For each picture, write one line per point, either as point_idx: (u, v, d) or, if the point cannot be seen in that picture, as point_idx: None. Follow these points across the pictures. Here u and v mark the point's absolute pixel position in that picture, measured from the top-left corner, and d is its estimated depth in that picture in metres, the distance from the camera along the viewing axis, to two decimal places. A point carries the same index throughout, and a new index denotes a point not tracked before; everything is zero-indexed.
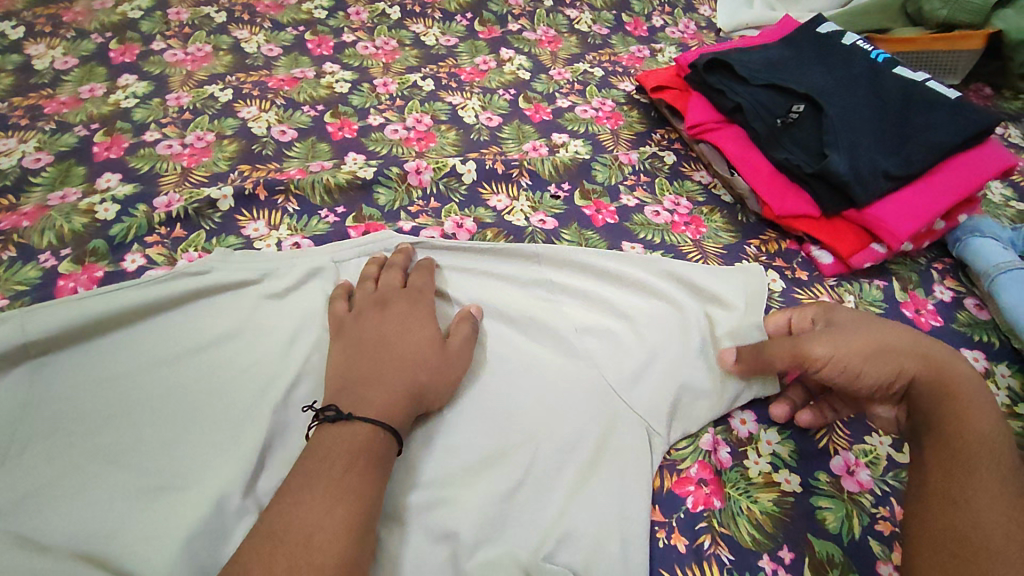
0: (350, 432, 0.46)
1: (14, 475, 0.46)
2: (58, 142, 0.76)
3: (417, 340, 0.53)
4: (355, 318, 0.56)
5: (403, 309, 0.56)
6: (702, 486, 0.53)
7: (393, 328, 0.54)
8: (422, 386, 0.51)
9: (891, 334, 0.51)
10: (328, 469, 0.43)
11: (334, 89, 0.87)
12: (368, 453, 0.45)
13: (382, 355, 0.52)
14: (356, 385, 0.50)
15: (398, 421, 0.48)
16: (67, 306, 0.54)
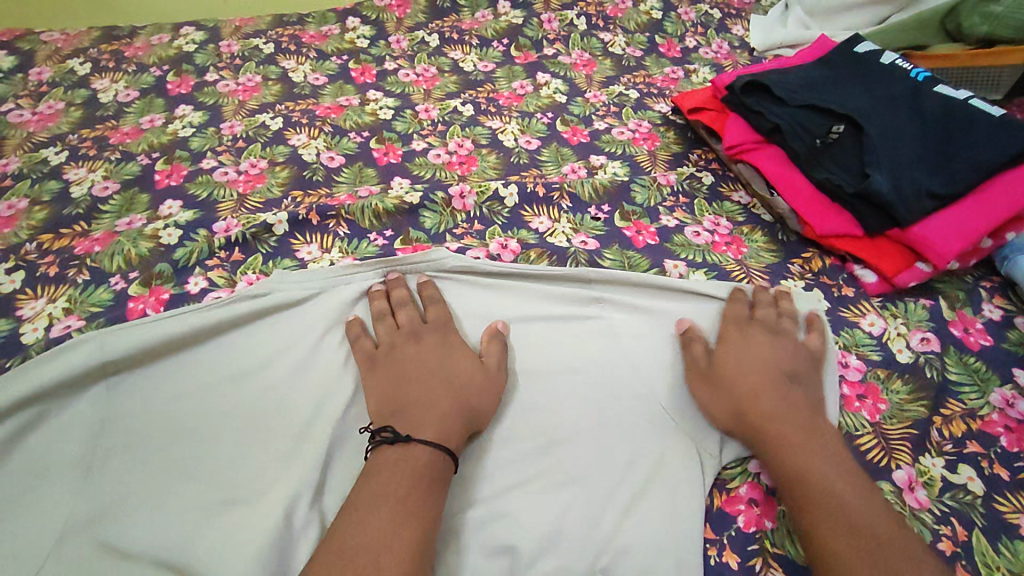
0: (411, 457, 0.48)
1: (97, 486, 0.49)
2: (123, 171, 0.81)
3: (450, 367, 0.56)
4: (387, 351, 0.57)
5: (436, 340, 0.58)
6: (753, 506, 0.53)
7: (432, 360, 0.56)
8: (471, 406, 0.53)
9: (759, 372, 0.56)
10: (392, 491, 0.45)
11: (378, 116, 0.90)
12: (428, 475, 0.47)
13: (427, 387, 0.54)
14: (408, 412, 0.52)
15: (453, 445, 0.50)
16: (141, 328, 0.57)
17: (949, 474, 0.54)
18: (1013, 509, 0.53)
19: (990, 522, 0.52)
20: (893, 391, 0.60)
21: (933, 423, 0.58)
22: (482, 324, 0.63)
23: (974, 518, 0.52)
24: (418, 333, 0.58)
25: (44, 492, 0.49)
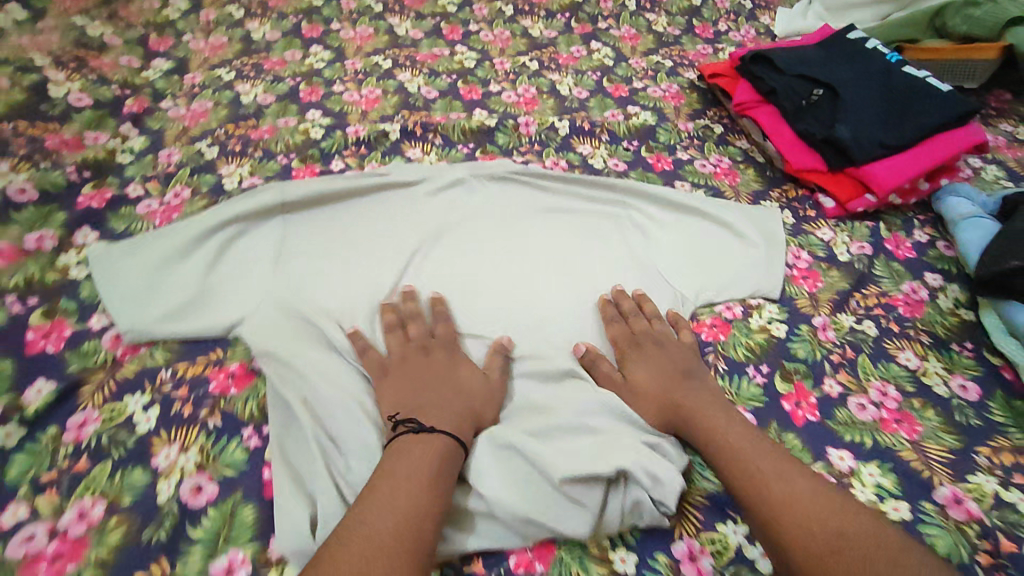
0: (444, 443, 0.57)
1: (284, 272, 0.76)
2: (277, 90, 1.04)
3: (460, 373, 0.65)
4: (404, 356, 0.66)
5: (447, 354, 0.67)
6: (713, 328, 0.77)
7: (443, 369, 0.65)
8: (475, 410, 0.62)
9: (648, 379, 0.67)
10: (429, 468, 0.54)
11: (464, 64, 1.15)
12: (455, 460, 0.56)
13: (440, 389, 0.63)
14: (425, 405, 0.61)
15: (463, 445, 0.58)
16: (307, 185, 0.84)
17: (855, 324, 0.77)
18: (894, 346, 0.75)
19: (875, 351, 0.74)
20: (830, 275, 0.83)
21: (852, 295, 0.81)
22: (535, 211, 0.89)
23: (863, 347, 0.74)
24: (430, 346, 0.67)
25: (250, 272, 0.76)
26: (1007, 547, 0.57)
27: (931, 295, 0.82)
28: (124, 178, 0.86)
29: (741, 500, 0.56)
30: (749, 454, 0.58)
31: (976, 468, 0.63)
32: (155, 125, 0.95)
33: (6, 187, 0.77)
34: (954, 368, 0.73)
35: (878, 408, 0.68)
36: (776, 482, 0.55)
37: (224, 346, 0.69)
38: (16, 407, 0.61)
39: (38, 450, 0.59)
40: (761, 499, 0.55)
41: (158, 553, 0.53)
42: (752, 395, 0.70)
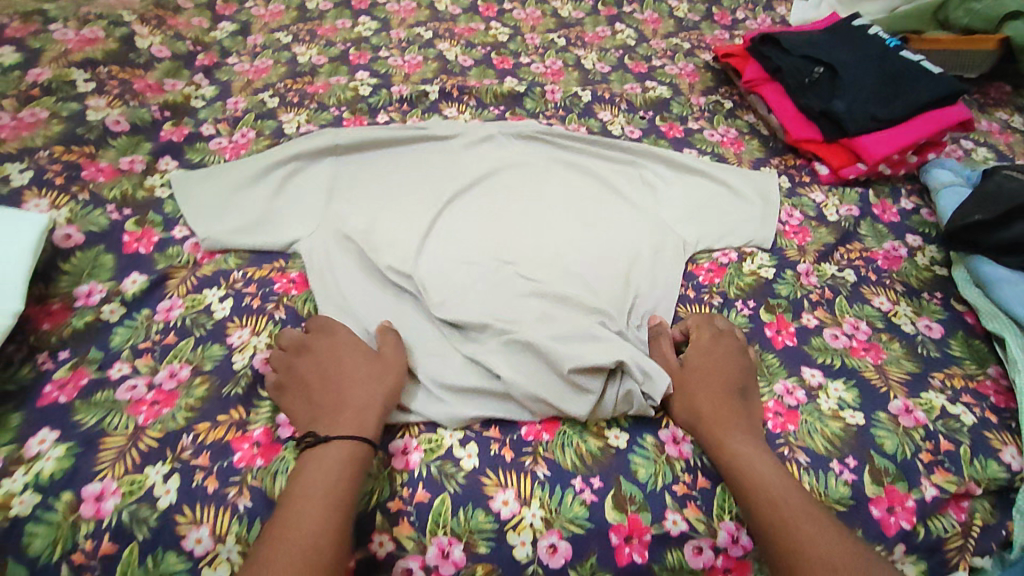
0: (333, 452, 0.58)
1: (334, 202, 0.87)
2: (330, 52, 1.16)
3: (345, 364, 0.66)
4: (287, 369, 0.66)
5: (328, 344, 0.68)
6: (709, 271, 0.85)
7: (330, 365, 0.66)
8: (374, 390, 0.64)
9: (713, 378, 0.68)
10: (323, 483, 0.56)
11: (497, 38, 1.26)
12: (352, 463, 0.58)
13: (337, 391, 0.64)
14: (324, 417, 0.62)
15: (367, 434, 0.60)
16: (355, 132, 0.95)
17: (837, 272, 0.86)
18: (871, 292, 0.84)
19: (853, 295, 0.84)
20: (818, 232, 0.92)
21: (837, 249, 0.90)
22: (556, 165, 0.98)
23: (842, 291, 0.84)
24: (308, 346, 0.68)
25: (305, 201, 0.87)
26: (944, 446, 0.67)
27: (910, 253, 0.91)
28: (198, 120, 0.98)
29: (757, 507, 0.59)
30: (781, 481, 0.61)
31: (929, 387, 0.72)
32: (223, 78, 1.07)
33: (103, 120, 0.90)
34: (922, 312, 0.82)
35: (850, 338, 0.78)
36: (803, 522, 0.57)
37: (285, 259, 0.80)
38: (117, 291, 0.73)
39: (136, 326, 0.71)
40: (774, 528, 0.57)
41: (237, 403, 0.65)
42: (739, 323, 0.79)
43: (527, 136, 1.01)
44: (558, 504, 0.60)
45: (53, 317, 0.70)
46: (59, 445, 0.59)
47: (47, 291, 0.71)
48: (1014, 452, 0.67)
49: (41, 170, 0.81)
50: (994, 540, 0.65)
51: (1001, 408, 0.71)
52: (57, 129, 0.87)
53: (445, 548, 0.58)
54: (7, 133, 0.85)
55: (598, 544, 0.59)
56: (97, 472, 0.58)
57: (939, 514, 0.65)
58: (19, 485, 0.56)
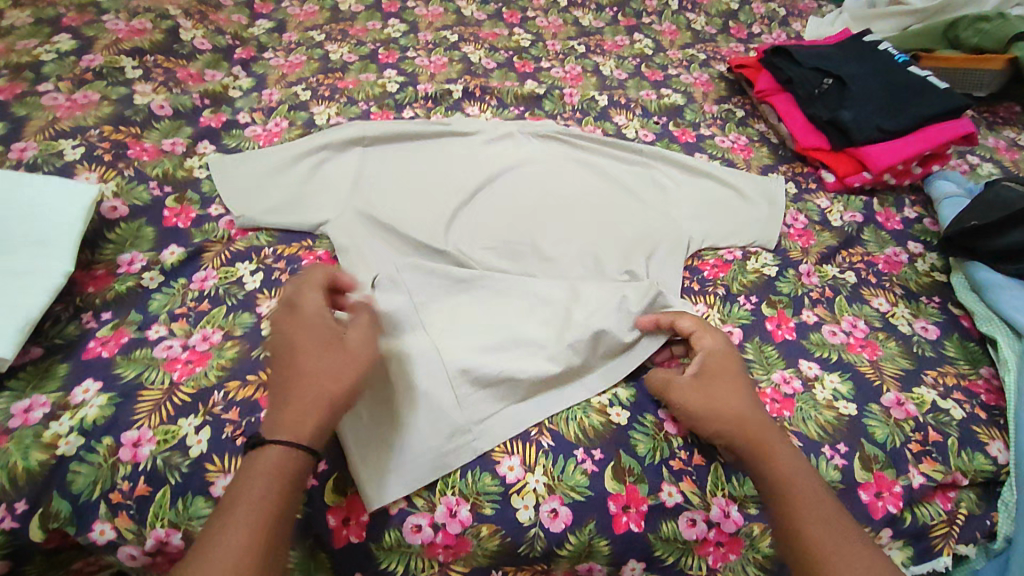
0: (274, 463, 0.53)
1: (360, 189, 0.91)
2: (359, 50, 1.22)
3: (315, 346, 0.60)
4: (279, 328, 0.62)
5: (293, 317, 0.62)
6: (714, 266, 0.89)
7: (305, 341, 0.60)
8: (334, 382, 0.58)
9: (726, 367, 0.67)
10: (256, 497, 0.51)
11: (520, 43, 1.31)
12: (283, 476, 0.53)
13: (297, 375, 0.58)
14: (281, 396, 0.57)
15: (307, 434, 0.55)
16: (382, 126, 1.00)
17: (838, 274, 0.90)
18: (870, 294, 0.87)
19: (852, 295, 0.87)
20: (822, 236, 0.96)
21: (839, 253, 0.93)
22: (571, 162, 1.02)
23: (842, 291, 0.87)
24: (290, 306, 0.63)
25: (332, 187, 0.91)
26: (933, 437, 0.70)
27: (911, 259, 0.94)
28: (235, 109, 1.04)
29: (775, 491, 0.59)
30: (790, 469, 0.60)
31: (922, 383, 0.76)
32: (259, 71, 1.13)
33: (149, 104, 0.97)
34: (919, 315, 0.86)
35: (847, 335, 0.81)
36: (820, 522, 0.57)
37: (312, 240, 0.85)
38: (156, 261, 0.78)
39: (172, 293, 0.76)
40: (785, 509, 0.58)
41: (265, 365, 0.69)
42: (740, 315, 0.82)
43: (544, 135, 1.05)
44: (561, 472, 0.64)
45: (97, 281, 0.75)
46: (102, 394, 0.64)
47: (92, 258, 0.77)
48: (1001, 446, 0.71)
49: (91, 147, 0.87)
50: (979, 529, 0.68)
51: (991, 405, 0.74)
52: (108, 110, 0.93)
53: (452, 507, 0.62)
54: (61, 112, 0.91)
55: (597, 511, 0.63)
56: (134, 421, 0.62)
57: (926, 502, 0.67)
58: (65, 428, 0.61)
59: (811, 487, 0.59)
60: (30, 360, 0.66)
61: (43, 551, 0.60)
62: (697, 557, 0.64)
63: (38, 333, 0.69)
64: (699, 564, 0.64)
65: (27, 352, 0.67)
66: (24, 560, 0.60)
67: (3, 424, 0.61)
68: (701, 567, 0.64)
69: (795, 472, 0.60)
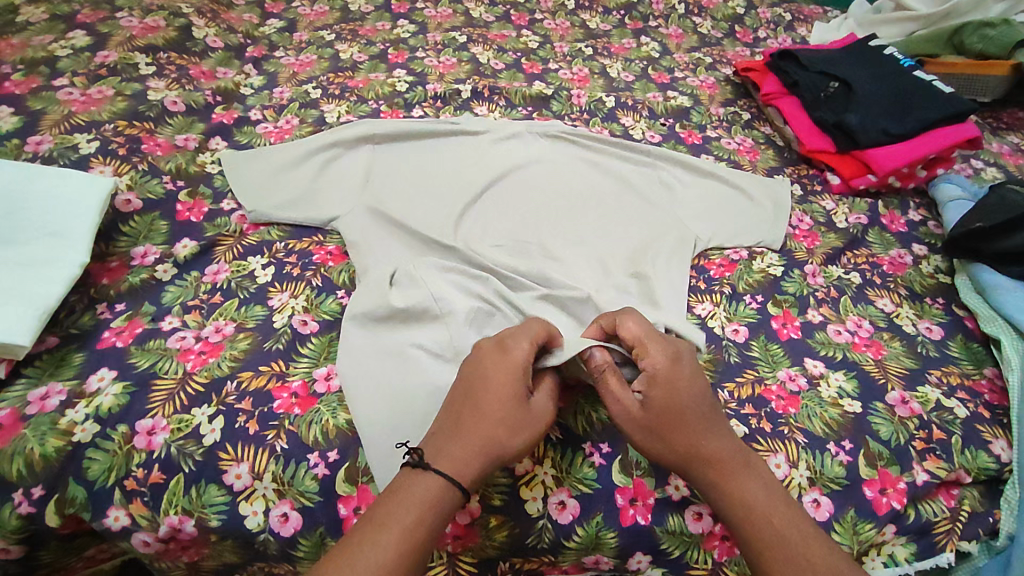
0: (427, 489, 0.54)
1: (370, 185, 0.92)
2: (369, 50, 1.23)
3: (490, 389, 0.59)
4: (479, 361, 0.61)
5: (499, 358, 0.60)
6: (720, 265, 0.90)
7: (477, 379, 0.60)
8: (498, 447, 0.57)
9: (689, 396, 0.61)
10: (404, 523, 0.52)
11: (528, 45, 1.32)
12: (434, 508, 0.54)
13: (466, 413, 0.58)
14: (441, 430, 0.58)
15: (467, 477, 0.56)
16: (391, 124, 1.01)
17: (843, 274, 0.91)
18: (875, 294, 0.88)
19: (857, 296, 0.87)
20: (827, 237, 0.97)
21: (844, 254, 0.94)
22: (578, 162, 1.03)
23: (847, 291, 0.88)
24: (486, 348, 0.61)
25: (343, 183, 0.92)
26: (937, 435, 0.71)
27: (915, 261, 0.95)
28: (247, 106, 1.05)
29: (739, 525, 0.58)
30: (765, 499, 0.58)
31: (926, 382, 0.76)
32: (271, 69, 1.14)
33: (163, 100, 0.98)
34: (924, 315, 0.86)
35: (852, 334, 0.82)
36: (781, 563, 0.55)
37: (323, 235, 0.86)
38: (169, 254, 0.79)
39: (185, 285, 0.77)
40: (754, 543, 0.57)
41: (277, 356, 0.70)
42: (746, 314, 0.83)
43: (552, 135, 1.06)
44: (569, 465, 0.65)
45: (112, 273, 0.76)
46: (117, 382, 0.65)
47: (107, 250, 0.78)
48: (1004, 445, 0.71)
49: (106, 142, 0.88)
50: (982, 526, 0.68)
51: (995, 404, 0.75)
52: (122, 106, 0.94)
53: None
54: (76, 107, 0.93)
55: (605, 504, 0.64)
56: (149, 410, 0.63)
57: (930, 499, 0.68)
58: (81, 416, 0.62)
59: (774, 527, 0.57)
60: (46, 349, 0.67)
61: (59, 536, 0.61)
62: (703, 551, 0.64)
63: (54, 323, 0.70)
64: (705, 558, 0.65)
65: (43, 340, 0.68)
66: (39, 545, 0.61)
67: (20, 410, 0.62)
68: (706, 560, 0.65)
69: (753, 508, 0.58)
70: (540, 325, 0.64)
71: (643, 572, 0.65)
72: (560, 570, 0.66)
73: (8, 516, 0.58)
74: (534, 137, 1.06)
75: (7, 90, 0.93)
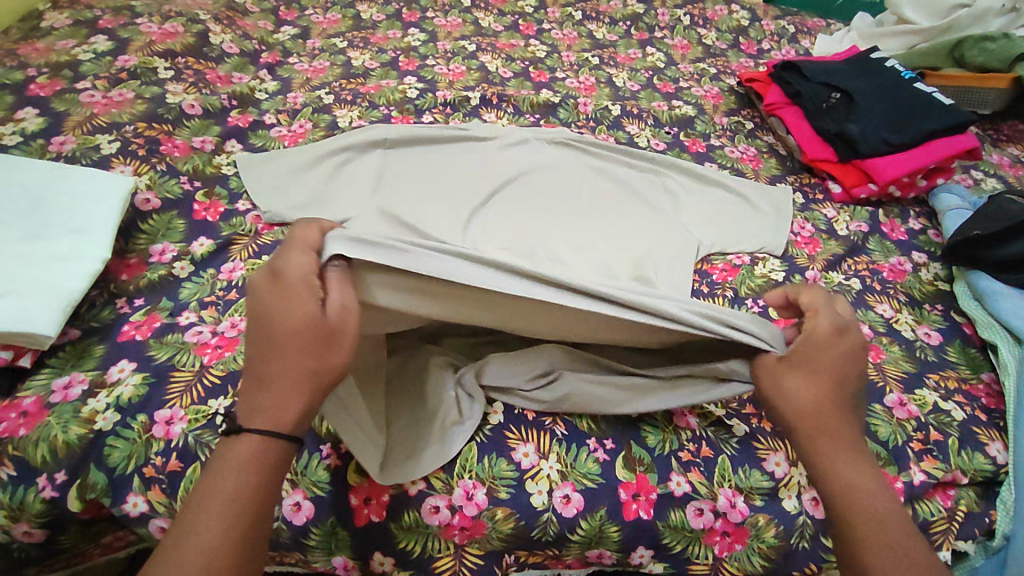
0: (247, 448, 0.51)
1: (381, 189, 0.95)
2: (381, 57, 1.26)
3: (277, 322, 0.53)
4: (257, 298, 0.54)
5: (276, 286, 0.54)
6: (723, 270, 0.92)
7: (264, 317, 0.54)
8: (315, 367, 0.53)
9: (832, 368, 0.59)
10: (223, 490, 0.49)
11: (535, 54, 1.35)
12: (253, 462, 0.50)
13: (264, 359, 0.53)
14: (249, 387, 0.53)
15: (290, 416, 0.52)
16: (403, 129, 1.03)
17: (844, 280, 0.92)
18: (875, 300, 0.90)
19: (856, 300, 0.89)
20: (828, 244, 0.99)
21: (845, 260, 0.96)
22: (586, 169, 1.05)
23: (848, 296, 0.90)
24: (265, 280, 0.55)
25: (355, 185, 0.95)
26: (934, 436, 0.73)
27: (915, 269, 0.96)
28: (261, 110, 1.07)
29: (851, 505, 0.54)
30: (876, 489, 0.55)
31: (924, 385, 0.78)
32: (285, 75, 1.17)
33: (181, 103, 1.00)
34: (922, 321, 0.88)
35: None
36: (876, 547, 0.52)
37: None
38: (186, 252, 0.82)
39: (202, 282, 0.79)
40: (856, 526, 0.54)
41: None
42: None
43: (560, 142, 1.09)
44: (574, 460, 0.67)
45: (131, 269, 0.78)
46: (136, 374, 0.67)
47: (126, 247, 0.81)
48: (1000, 447, 0.73)
49: (126, 142, 0.91)
50: (978, 526, 0.69)
51: (991, 408, 0.77)
52: (141, 108, 0.97)
53: (469, 491, 0.64)
54: (98, 109, 0.95)
55: (608, 498, 0.65)
56: (167, 400, 0.65)
57: (928, 499, 0.69)
58: (102, 405, 0.64)
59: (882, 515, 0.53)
60: (68, 341, 0.70)
61: (79, 521, 0.63)
62: (704, 546, 0.66)
63: (75, 316, 0.72)
64: (706, 553, 0.66)
65: (65, 333, 0.71)
66: (59, 530, 0.62)
67: (44, 399, 0.64)
68: (707, 556, 0.66)
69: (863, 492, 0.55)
70: (306, 232, 0.58)
71: (645, 567, 0.67)
72: (564, 564, 0.67)
73: (32, 501, 0.60)
74: (542, 144, 1.08)
75: (31, 92, 0.96)
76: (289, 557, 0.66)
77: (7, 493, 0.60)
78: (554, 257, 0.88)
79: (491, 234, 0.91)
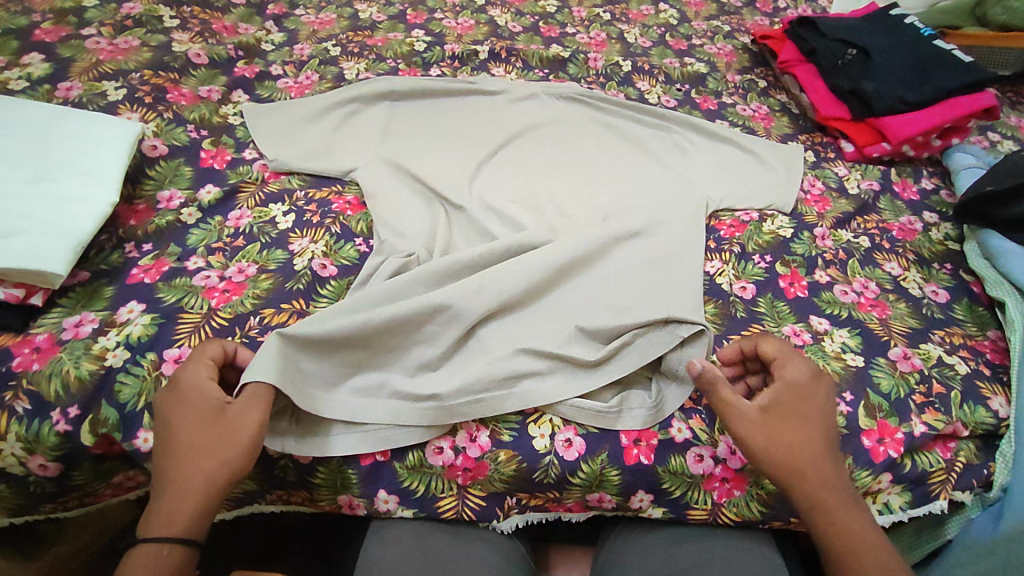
0: (157, 558, 0.53)
1: (389, 141, 0.94)
2: (388, 10, 1.24)
3: (183, 431, 0.57)
4: (162, 411, 0.58)
5: (179, 397, 0.58)
6: (731, 226, 0.91)
7: (170, 428, 0.57)
8: (214, 472, 0.56)
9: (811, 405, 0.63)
10: None
11: (546, 9, 1.32)
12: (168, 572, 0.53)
13: (169, 466, 0.56)
14: (155, 493, 0.56)
15: (191, 524, 0.54)
16: (410, 82, 1.02)
17: (852, 238, 0.92)
18: (883, 258, 0.89)
19: (864, 258, 0.89)
20: (838, 202, 0.97)
21: (855, 219, 0.95)
22: (594, 125, 1.04)
23: (856, 253, 0.89)
24: (169, 388, 0.59)
25: (362, 137, 0.94)
26: (936, 389, 0.73)
27: (925, 228, 0.95)
28: (268, 61, 1.06)
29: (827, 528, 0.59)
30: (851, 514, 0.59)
31: (929, 340, 0.78)
32: (291, 26, 1.15)
33: (186, 52, 1.00)
34: (930, 280, 0.87)
35: (858, 295, 0.83)
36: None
37: (342, 186, 0.88)
38: (194, 199, 0.82)
39: (209, 229, 0.79)
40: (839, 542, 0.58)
41: (297, 296, 0.73)
42: (754, 273, 0.85)
43: (568, 98, 1.07)
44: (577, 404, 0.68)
45: (138, 215, 0.79)
46: (145, 314, 0.68)
47: (134, 193, 0.81)
48: (1002, 402, 0.73)
49: (133, 90, 0.91)
50: (975, 477, 0.70)
51: (996, 363, 0.77)
52: (148, 56, 0.97)
53: (473, 433, 0.66)
54: (104, 56, 0.95)
55: (609, 442, 0.67)
56: (176, 340, 0.67)
57: (927, 450, 0.70)
58: (113, 343, 0.66)
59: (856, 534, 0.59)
60: (79, 282, 0.71)
61: (92, 456, 0.64)
62: (704, 492, 0.67)
63: (85, 259, 0.73)
64: (705, 498, 0.67)
65: (75, 275, 0.72)
66: (74, 464, 0.64)
67: (56, 336, 0.66)
68: (706, 501, 0.67)
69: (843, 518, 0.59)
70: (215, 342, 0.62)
71: (645, 511, 0.68)
72: (564, 508, 0.68)
73: (47, 434, 0.62)
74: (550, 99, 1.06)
75: (37, 37, 0.95)
76: (294, 495, 0.67)
77: (23, 426, 0.61)
78: (562, 211, 0.87)
79: (499, 188, 0.90)
